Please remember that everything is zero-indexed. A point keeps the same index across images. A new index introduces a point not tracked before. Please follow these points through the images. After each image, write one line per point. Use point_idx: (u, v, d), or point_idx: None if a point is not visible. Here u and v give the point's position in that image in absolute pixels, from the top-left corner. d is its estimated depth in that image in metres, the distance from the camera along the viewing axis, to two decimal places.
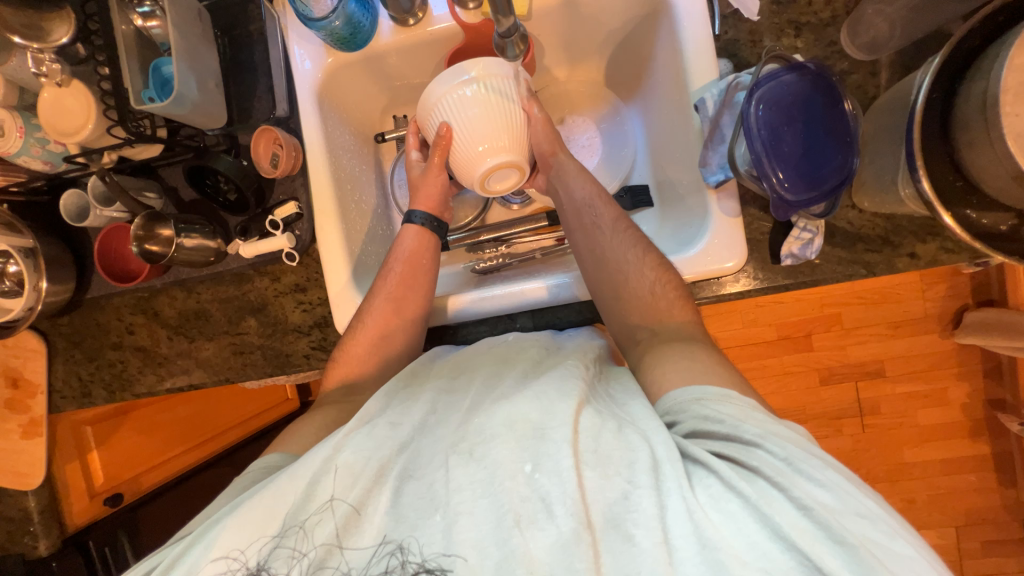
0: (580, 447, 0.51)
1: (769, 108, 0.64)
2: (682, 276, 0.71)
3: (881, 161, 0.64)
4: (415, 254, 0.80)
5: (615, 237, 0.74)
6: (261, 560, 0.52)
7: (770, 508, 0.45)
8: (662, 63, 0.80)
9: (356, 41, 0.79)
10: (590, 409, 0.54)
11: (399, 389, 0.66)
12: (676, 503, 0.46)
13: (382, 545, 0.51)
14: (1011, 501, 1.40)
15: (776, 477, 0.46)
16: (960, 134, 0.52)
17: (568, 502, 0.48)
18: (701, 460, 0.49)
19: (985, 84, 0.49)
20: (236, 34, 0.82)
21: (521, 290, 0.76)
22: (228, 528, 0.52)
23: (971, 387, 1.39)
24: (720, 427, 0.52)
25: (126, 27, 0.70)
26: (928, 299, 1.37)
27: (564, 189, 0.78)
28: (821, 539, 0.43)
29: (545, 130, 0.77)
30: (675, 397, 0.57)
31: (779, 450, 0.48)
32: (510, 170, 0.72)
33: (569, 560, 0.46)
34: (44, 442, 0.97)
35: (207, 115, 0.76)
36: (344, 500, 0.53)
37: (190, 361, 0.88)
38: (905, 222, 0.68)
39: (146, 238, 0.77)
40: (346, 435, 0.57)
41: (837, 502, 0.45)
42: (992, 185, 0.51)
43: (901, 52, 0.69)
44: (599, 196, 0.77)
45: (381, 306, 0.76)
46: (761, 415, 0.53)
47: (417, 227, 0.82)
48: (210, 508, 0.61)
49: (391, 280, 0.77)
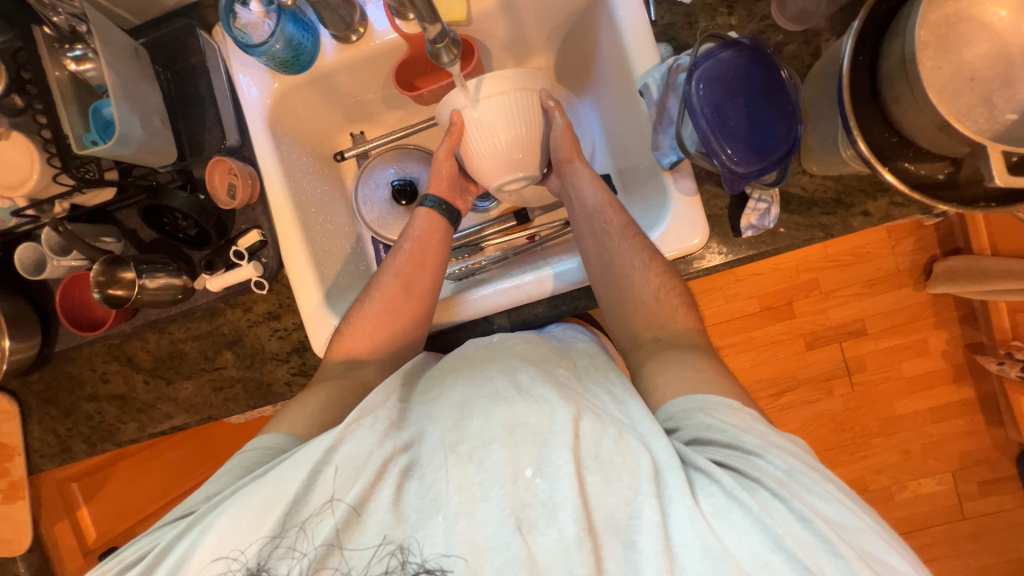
0: (581, 453, 0.51)
1: (709, 86, 0.65)
2: (663, 253, 0.72)
3: (823, 127, 0.66)
4: (427, 236, 0.81)
5: (624, 244, 0.73)
6: (261, 560, 0.50)
7: (773, 519, 0.45)
8: (607, 52, 0.81)
9: (301, 63, 0.78)
10: (589, 415, 0.54)
11: (398, 384, 0.66)
12: (680, 512, 0.47)
13: (383, 545, 0.50)
14: (1000, 440, 1.44)
15: (777, 487, 0.47)
16: (887, 93, 0.54)
17: (570, 508, 0.48)
18: (704, 469, 0.50)
19: (902, 42, 0.51)
20: (179, 69, 0.81)
21: (514, 286, 0.76)
22: (229, 515, 0.53)
23: (949, 334, 1.43)
24: (722, 436, 0.53)
25: (60, 73, 0.70)
26: (898, 254, 1.41)
27: (577, 196, 0.79)
28: (823, 552, 0.44)
29: (567, 138, 0.78)
30: (678, 404, 0.58)
31: (780, 462, 0.50)
32: (520, 179, 0.78)
33: (571, 565, 0.46)
34: (27, 505, 0.94)
35: (156, 151, 0.75)
36: (343, 498, 0.51)
37: (170, 404, 0.86)
38: (854, 182, 0.71)
39: (107, 283, 0.76)
40: (347, 428, 0.57)
41: (840, 517, 0.46)
42: (922, 137, 0.53)
43: (831, 19, 0.71)
44: (610, 204, 0.77)
45: (389, 283, 0.77)
46: (762, 427, 0.54)
47: (429, 210, 0.82)
48: (208, 486, 0.61)
49: (402, 258, 0.79)
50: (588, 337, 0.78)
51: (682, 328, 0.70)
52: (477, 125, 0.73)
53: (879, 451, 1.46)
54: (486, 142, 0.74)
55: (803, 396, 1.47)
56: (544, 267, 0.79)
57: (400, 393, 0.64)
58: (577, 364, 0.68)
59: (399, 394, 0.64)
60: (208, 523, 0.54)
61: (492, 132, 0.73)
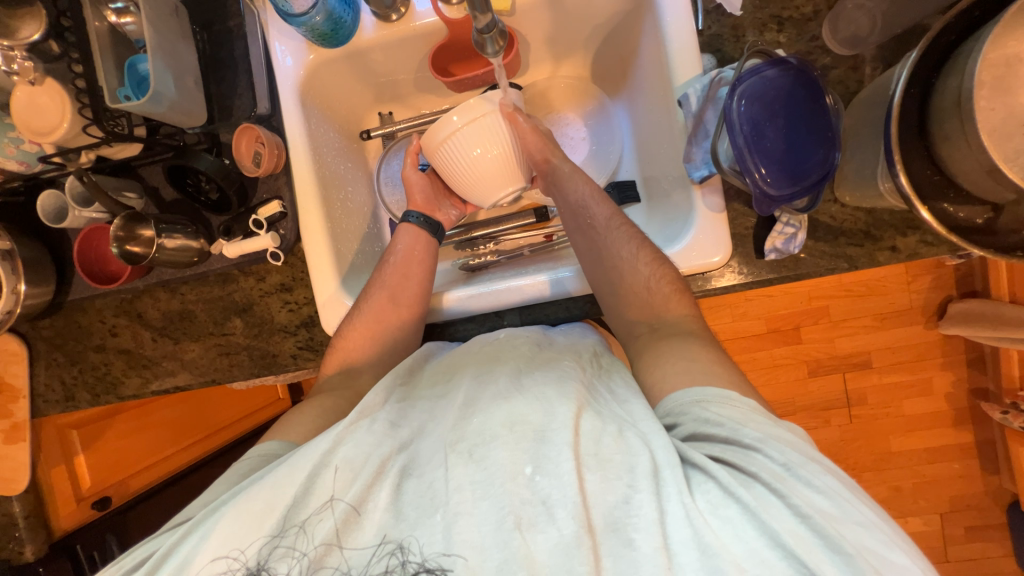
0: (581, 451, 0.51)
1: (751, 103, 0.64)
2: (677, 269, 0.72)
3: (862, 157, 0.65)
4: (411, 253, 0.82)
5: (609, 235, 0.74)
6: (261, 560, 0.51)
7: (768, 515, 0.45)
8: (647, 57, 0.79)
9: (338, 37, 0.78)
10: (590, 412, 0.54)
11: (397, 382, 0.65)
12: (675, 509, 0.47)
13: (382, 544, 0.50)
14: (994, 488, 1.42)
15: (773, 482, 0.47)
16: (936, 129, 0.53)
17: (569, 506, 0.48)
18: (700, 465, 0.50)
19: (960, 79, 0.50)
20: (216, 30, 0.81)
21: (520, 285, 0.75)
22: (229, 520, 0.52)
23: (955, 377, 1.41)
24: (719, 431, 0.52)
25: (99, 24, 0.69)
26: (913, 291, 1.38)
27: (558, 192, 0.79)
28: (817, 545, 0.43)
29: (535, 139, 0.77)
30: (677, 399, 0.57)
31: (777, 455, 0.49)
32: (505, 193, 0.78)
33: (570, 564, 0.46)
34: (27, 446, 0.96)
35: (186, 112, 0.75)
36: (343, 499, 0.52)
37: (175, 363, 0.87)
38: (885, 216, 0.69)
39: (127, 239, 0.75)
40: (346, 429, 0.57)
41: (837, 511, 0.45)
42: (966, 179, 0.52)
43: (882, 47, 0.70)
44: (594, 196, 0.77)
45: (377, 294, 0.77)
46: (760, 418, 0.53)
47: (413, 227, 0.84)
48: (206, 497, 0.61)
49: (387, 270, 0.80)
50: (597, 336, 0.77)
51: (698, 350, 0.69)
52: (453, 148, 0.74)
53: (870, 486, 1.46)
54: (457, 162, 0.75)
55: (800, 422, 1.47)
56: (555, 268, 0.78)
57: (397, 392, 0.64)
58: (583, 357, 0.67)
59: (398, 392, 0.64)
60: (207, 528, 0.53)
61: (468, 150, 0.73)
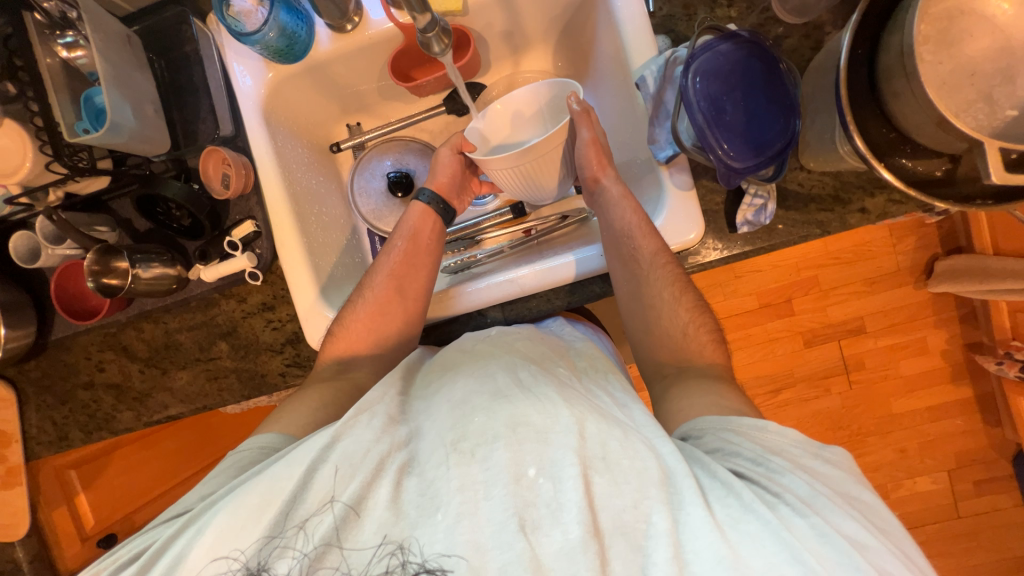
0: (588, 455, 0.50)
1: (706, 80, 0.65)
2: (670, 246, 0.71)
3: (820, 122, 0.66)
4: (419, 233, 0.81)
5: (624, 244, 0.72)
6: (261, 561, 0.50)
7: (792, 534, 0.44)
8: (605, 46, 0.80)
9: (295, 52, 0.78)
10: (594, 417, 0.53)
11: (398, 379, 0.66)
12: (692, 520, 0.46)
13: (383, 545, 0.49)
14: (998, 440, 1.43)
15: (799, 504, 0.47)
16: (884, 85, 0.53)
17: (576, 510, 0.47)
18: (721, 478, 0.49)
19: (900, 37, 0.50)
20: (173, 57, 0.81)
21: (516, 279, 0.76)
22: (225, 515, 0.53)
23: (949, 333, 1.42)
24: (746, 452, 0.53)
25: (51, 60, 0.70)
26: (898, 252, 1.39)
27: (605, 216, 0.76)
28: (842, 567, 0.43)
29: (591, 152, 0.76)
30: (710, 421, 0.58)
31: (803, 483, 0.49)
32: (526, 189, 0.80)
33: (574, 567, 0.45)
34: (22, 490, 0.94)
35: (149, 140, 0.75)
36: (342, 498, 0.51)
37: (166, 394, 0.86)
38: (852, 178, 0.70)
39: (102, 272, 0.74)
40: (346, 424, 0.57)
41: (863, 539, 0.45)
42: (920, 133, 0.52)
43: (833, 11, 0.70)
44: (642, 224, 0.72)
45: (383, 282, 0.78)
46: (795, 451, 0.53)
47: (423, 206, 0.83)
48: (205, 488, 0.61)
49: (395, 255, 0.79)
50: (584, 335, 0.77)
51: (681, 337, 0.70)
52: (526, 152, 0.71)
53: (875, 449, 1.47)
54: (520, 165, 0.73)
55: (800, 393, 1.47)
56: (540, 261, 0.77)
57: (398, 388, 0.64)
58: (577, 363, 0.68)
59: (397, 390, 0.64)
60: (202, 524, 0.54)
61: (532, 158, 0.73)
